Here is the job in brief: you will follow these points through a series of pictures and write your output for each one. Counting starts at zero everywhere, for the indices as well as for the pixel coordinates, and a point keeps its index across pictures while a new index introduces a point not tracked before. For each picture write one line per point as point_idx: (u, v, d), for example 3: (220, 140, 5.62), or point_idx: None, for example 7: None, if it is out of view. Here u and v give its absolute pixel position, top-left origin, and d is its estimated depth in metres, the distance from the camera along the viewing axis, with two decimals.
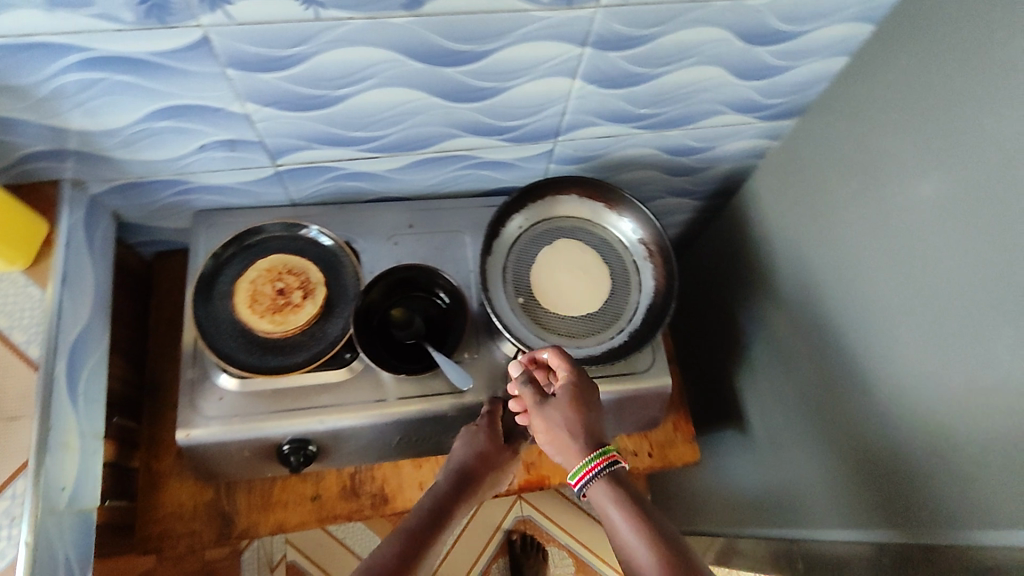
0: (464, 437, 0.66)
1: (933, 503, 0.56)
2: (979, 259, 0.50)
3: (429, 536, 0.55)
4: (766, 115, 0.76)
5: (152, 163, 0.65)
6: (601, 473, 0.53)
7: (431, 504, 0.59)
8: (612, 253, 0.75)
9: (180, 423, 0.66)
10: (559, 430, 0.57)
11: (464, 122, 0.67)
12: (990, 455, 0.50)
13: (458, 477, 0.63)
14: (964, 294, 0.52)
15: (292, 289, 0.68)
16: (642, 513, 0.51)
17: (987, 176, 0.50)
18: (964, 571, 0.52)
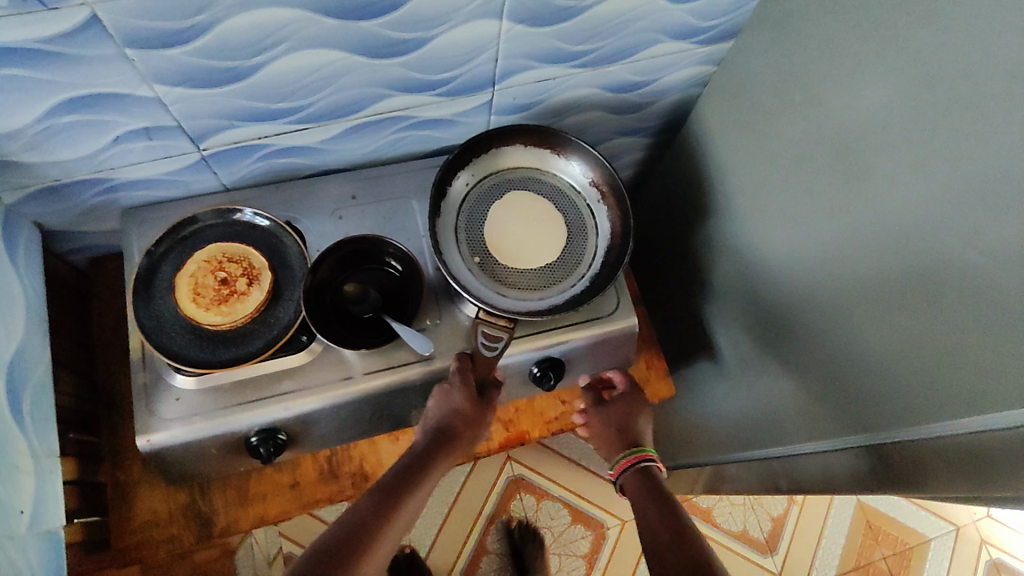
0: (440, 394, 0.67)
1: (894, 403, 0.56)
2: (924, 156, 0.50)
3: (401, 492, 0.61)
4: (704, 39, 0.74)
5: (65, 164, 0.61)
6: (632, 465, 0.72)
7: (405, 462, 0.65)
8: (565, 200, 0.73)
9: (138, 429, 0.64)
10: (609, 432, 0.76)
11: (393, 80, 0.63)
12: (941, 349, 0.50)
13: (434, 433, 0.67)
14: (914, 194, 0.51)
15: (236, 277, 0.65)
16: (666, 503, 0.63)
17: (927, 71, 0.49)
18: (934, 461, 0.53)
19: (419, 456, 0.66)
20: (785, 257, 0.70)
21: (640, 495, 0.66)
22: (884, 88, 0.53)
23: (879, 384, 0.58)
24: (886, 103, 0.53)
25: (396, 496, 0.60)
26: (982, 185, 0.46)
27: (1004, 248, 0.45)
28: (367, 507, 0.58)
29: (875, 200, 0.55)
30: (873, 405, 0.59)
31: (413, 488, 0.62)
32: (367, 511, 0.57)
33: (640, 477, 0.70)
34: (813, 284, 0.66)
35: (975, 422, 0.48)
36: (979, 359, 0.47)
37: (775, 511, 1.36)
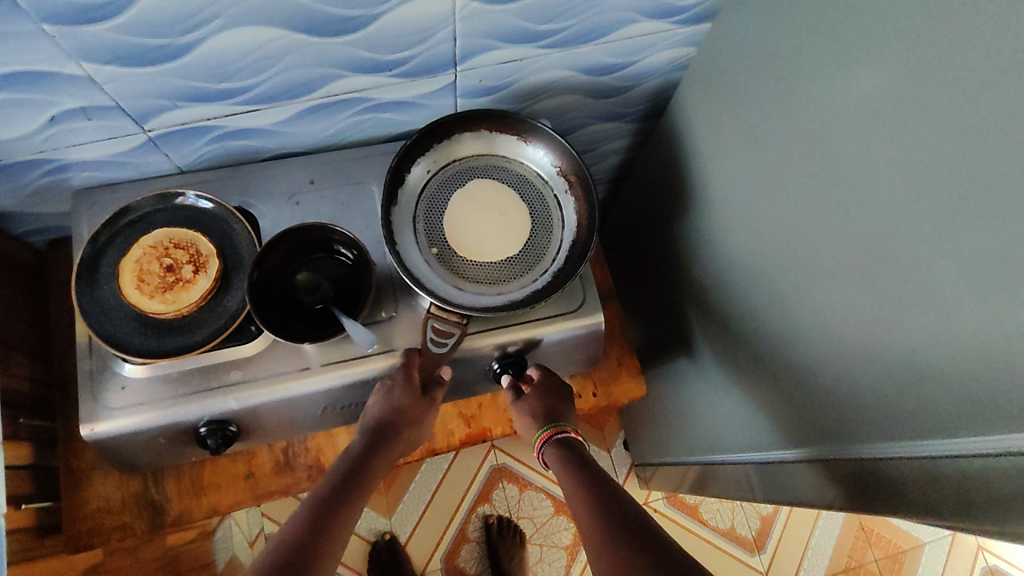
0: (380, 393, 0.65)
1: (877, 416, 0.53)
2: (899, 152, 0.46)
3: (341, 502, 0.58)
4: (683, 19, 0.69)
5: (4, 143, 0.59)
6: (550, 440, 0.66)
7: (344, 466, 0.62)
8: (530, 189, 0.70)
9: (82, 418, 0.62)
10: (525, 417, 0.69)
11: (343, 60, 0.60)
12: (925, 362, 0.47)
13: (374, 434, 0.64)
14: (890, 193, 0.47)
15: (182, 264, 0.64)
16: (587, 468, 0.61)
17: (905, 58, 0.45)
18: (923, 482, 0.49)
19: (360, 458, 0.63)
20: (763, 254, 0.66)
21: (563, 469, 0.63)
22: (860, 75, 0.49)
23: (860, 393, 0.55)
24: (862, 92, 0.49)
25: (336, 501, 0.58)
26: (957, 185, 0.42)
27: (982, 255, 0.41)
28: (304, 517, 0.55)
29: (850, 197, 0.51)
30: (857, 416, 0.56)
31: (354, 494, 0.60)
32: (306, 521, 0.55)
33: (570, 458, 0.64)
34: (790, 284, 0.62)
35: (960, 443, 0.45)
36: (964, 375, 0.44)
37: (764, 509, 1.33)
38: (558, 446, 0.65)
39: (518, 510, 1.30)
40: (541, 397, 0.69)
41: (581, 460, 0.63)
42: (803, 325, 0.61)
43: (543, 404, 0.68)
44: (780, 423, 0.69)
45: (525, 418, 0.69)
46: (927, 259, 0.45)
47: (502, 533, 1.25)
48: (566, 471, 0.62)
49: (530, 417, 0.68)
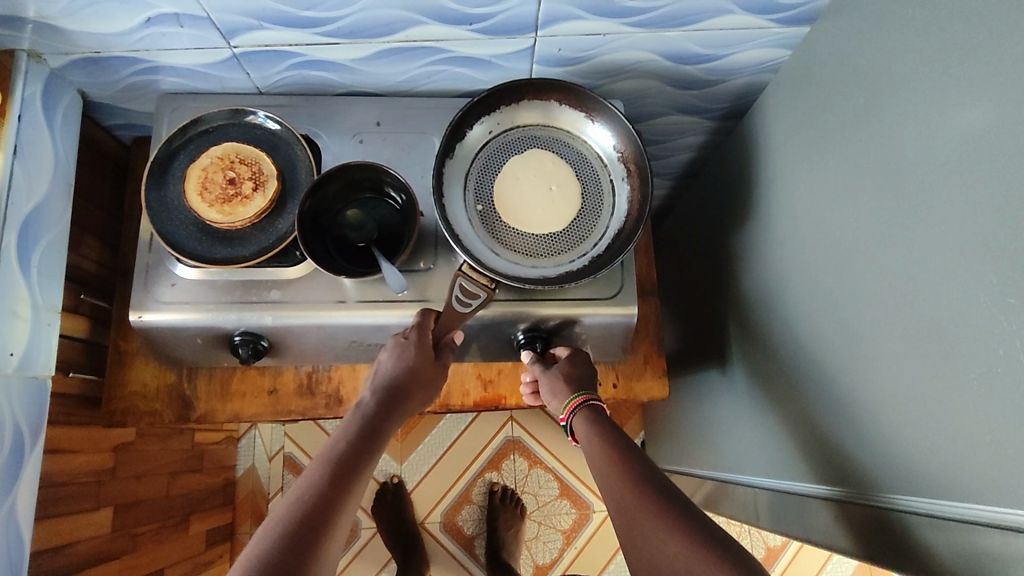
0: (394, 350, 0.63)
1: (905, 466, 0.50)
2: (982, 187, 0.42)
3: (363, 453, 0.56)
4: (781, 18, 0.66)
5: (103, 37, 0.63)
6: (580, 407, 0.62)
7: (362, 418, 0.59)
8: (587, 169, 0.69)
9: (133, 305, 0.67)
10: (552, 386, 0.66)
11: (426, 6, 0.61)
12: (963, 418, 0.44)
13: (386, 394, 0.61)
14: (958, 232, 0.44)
15: (243, 180, 0.66)
16: (614, 435, 0.58)
17: (1011, 88, 0.41)
18: (952, 544, 0.47)
19: (373, 417, 0.59)
20: (816, 276, 0.63)
21: (597, 434, 0.59)
22: (952, 105, 0.45)
23: (887, 438, 0.52)
24: (951, 121, 0.45)
25: (352, 462, 0.54)
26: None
27: None
28: (327, 468, 0.53)
29: (916, 231, 0.48)
30: (883, 459, 0.53)
31: (370, 455, 0.56)
32: (323, 483, 0.51)
33: (601, 426, 0.60)
34: (835, 312, 0.59)
35: (991, 510, 0.43)
36: (1002, 439, 0.41)
37: (772, 541, 1.30)
38: (591, 418, 0.61)
39: (523, 484, 1.31)
40: (572, 367, 0.66)
41: (613, 428, 0.59)
42: (843, 356, 0.58)
43: (578, 373, 0.66)
44: (798, 453, 0.67)
45: (557, 384, 0.65)
46: (983, 307, 0.42)
47: (505, 502, 1.27)
48: (597, 440, 0.58)
49: (565, 382, 0.65)
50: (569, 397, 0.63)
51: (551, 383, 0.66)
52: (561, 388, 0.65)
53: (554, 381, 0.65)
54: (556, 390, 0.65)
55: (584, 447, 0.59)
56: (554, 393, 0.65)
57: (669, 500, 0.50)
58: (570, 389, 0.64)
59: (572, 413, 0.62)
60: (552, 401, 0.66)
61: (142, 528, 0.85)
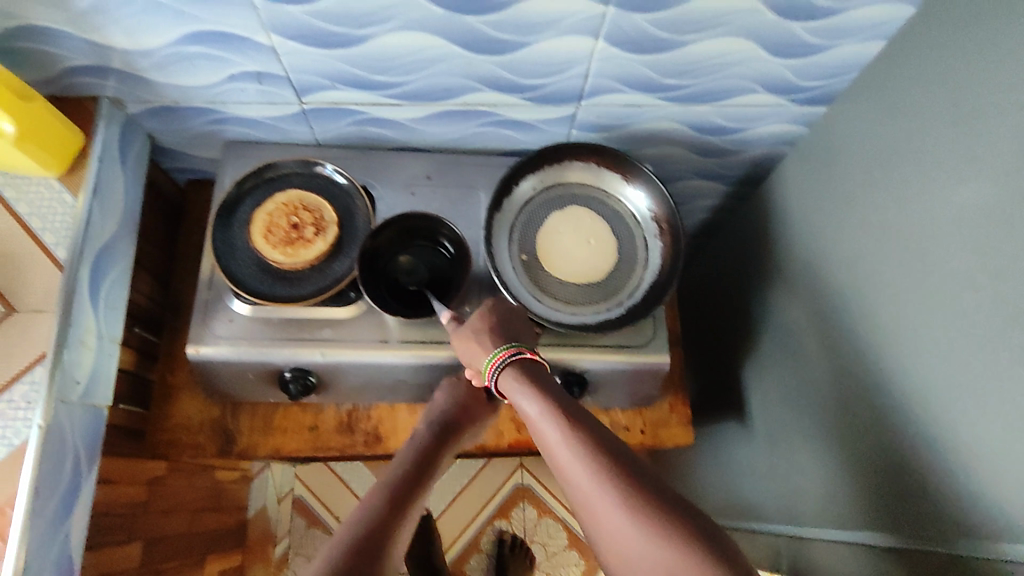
0: (447, 388, 0.68)
1: (940, 509, 0.54)
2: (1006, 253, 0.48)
3: (419, 477, 0.59)
4: (800, 97, 0.73)
5: (185, 89, 0.68)
6: (505, 362, 0.58)
7: (418, 445, 0.62)
8: (623, 226, 0.75)
9: (191, 338, 0.70)
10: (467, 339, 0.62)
11: (485, 76, 0.67)
12: (995, 463, 0.49)
13: (442, 426, 0.65)
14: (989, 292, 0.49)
15: (306, 225, 0.70)
16: (558, 396, 0.55)
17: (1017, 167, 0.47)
18: None
19: (429, 445, 0.63)
20: (845, 335, 0.68)
21: (539, 390, 0.55)
22: (966, 182, 0.51)
23: (919, 483, 0.57)
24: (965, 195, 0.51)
25: (412, 485, 0.57)
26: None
27: None
28: (389, 488, 0.56)
29: (940, 296, 0.54)
30: (916, 504, 0.57)
31: (426, 480, 0.59)
32: (386, 503, 0.54)
33: (538, 381, 0.56)
34: (863, 369, 0.65)
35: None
36: None
37: None
38: (522, 380, 0.56)
39: (532, 533, 1.31)
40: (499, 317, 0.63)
41: (535, 381, 0.56)
42: (873, 408, 0.63)
43: (501, 322, 0.62)
44: (835, 501, 0.70)
45: (484, 333, 0.61)
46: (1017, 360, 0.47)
47: (514, 552, 1.27)
48: (535, 397, 0.54)
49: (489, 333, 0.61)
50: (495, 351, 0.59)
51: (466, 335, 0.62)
52: (487, 340, 0.61)
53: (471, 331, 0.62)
54: (480, 343, 0.61)
55: (520, 405, 0.56)
56: (482, 344, 0.61)
57: (643, 479, 0.48)
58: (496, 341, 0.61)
59: (496, 369, 0.58)
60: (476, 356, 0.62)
61: (166, 565, 0.85)
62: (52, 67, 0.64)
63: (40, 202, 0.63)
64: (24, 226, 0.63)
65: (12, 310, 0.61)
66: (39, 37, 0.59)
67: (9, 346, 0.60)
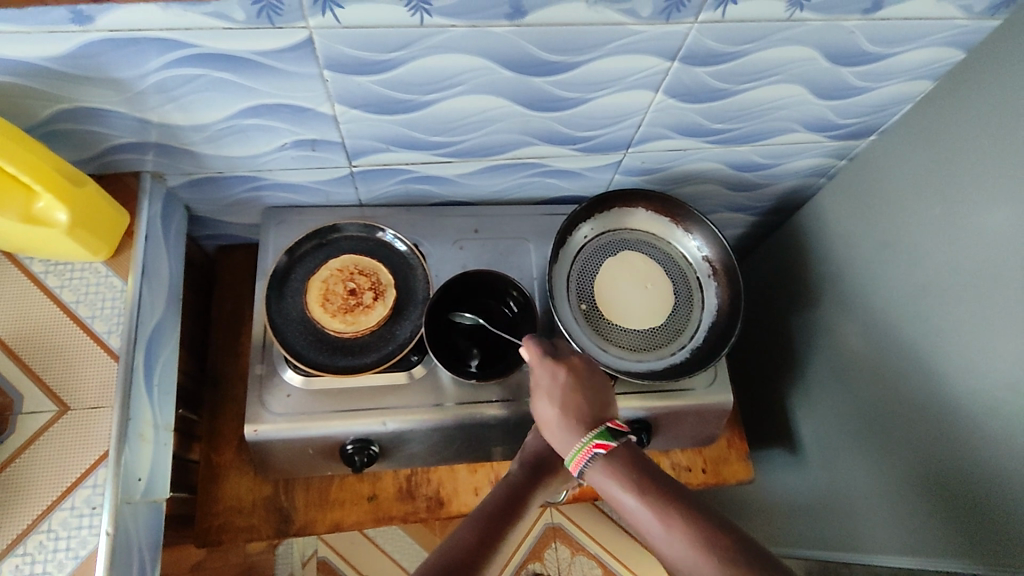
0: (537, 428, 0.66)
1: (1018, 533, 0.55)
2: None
3: (509, 514, 0.56)
4: (837, 134, 0.75)
5: (231, 160, 0.66)
6: (594, 458, 0.52)
7: (507, 482, 0.60)
8: (676, 269, 0.75)
9: (248, 418, 0.67)
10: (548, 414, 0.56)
11: (540, 130, 0.67)
12: None
13: (532, 464, 0.62)
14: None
15: (363, 290, 0.68)
16: (657, 488, 0.48)
17: None
18: None
19: (519, 481, 0.60)
20: (896, 361, 0.69)
21: (635, 484, 0.49)
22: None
23: (998, 508, 0.58)
24: None
25: (502, 522, 0.55)
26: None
27: None
28: (478, 521, 0.54)
29: (1005, 321, 0.56)
30: (991, 525, 0.58)
31: (515, 517, 0.56)
32: (473, 535, 0.52)
33: (631, 472, 0.50)
34: (920, 395, 0.66)
35: None
36: None
37: None
38: (609, 469, 0.51)
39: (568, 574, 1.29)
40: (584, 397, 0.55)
41: (629, 472, 0.50)
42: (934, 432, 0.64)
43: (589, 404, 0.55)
44: (897, 529, 0.70)
45: (569, 415, 0.54)
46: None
47: None
48: (633, 494, 0.49)
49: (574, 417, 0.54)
50: (576, 444, 0.53)
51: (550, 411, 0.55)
52: (571, 424, 0.54)
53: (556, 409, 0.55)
54: (562, 426, 0.54)
55: (618, 505, 0.50)
56: (563, 427, 0.54)
57: (765, 562, 0.43)
58: (580, 431, 0.53)
59: (584, 462, 0.52)
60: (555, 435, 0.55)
61: None
62: (96, 145, 0.61)
63: (89, 289, 0.61)
64: (70, 315, 0.60)
65: (65, 409, 0.57)
66: (86, 117, 0.57)
67: (63, 448, 0.55)
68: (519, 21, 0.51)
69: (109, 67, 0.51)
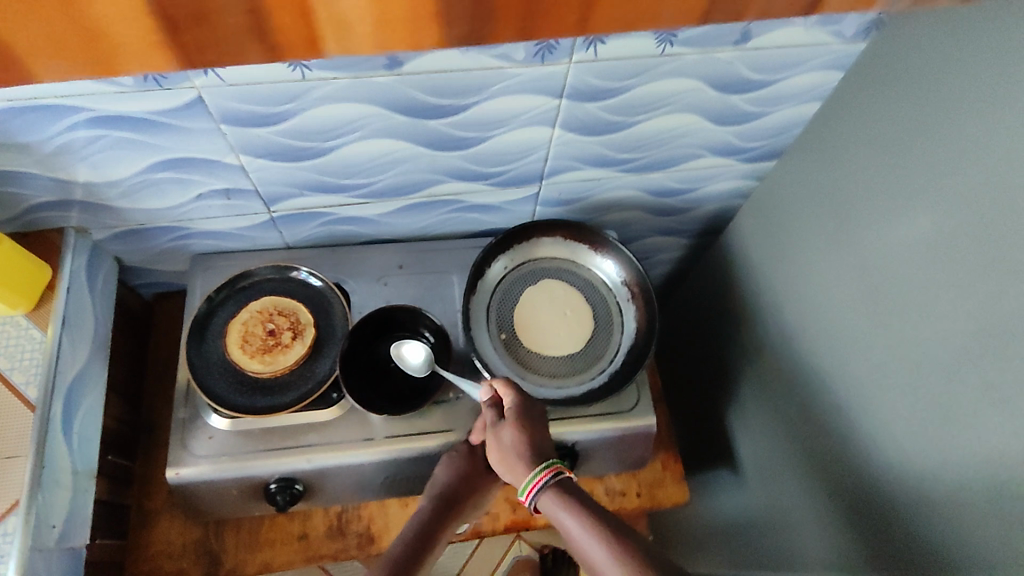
0: (447, 460, 0.68)
1: (922, 551, 0.55)
2: (966, 296, 0.49)
3: (411, 561, 0.62)
4: (745, 157, 0.78)
5: (151, 212, 0.69)
6: (546, 485, 0.57)
7: (414, 526, 0.65)
8: (597, 294, 0.77)
9: (170, 461, 0.68)
10: (505, 448, 0.60)
11: (449, 169, 0.69)
12: (962, 495, 0.51)
13: (439, 503, 0.66)
14: (950, 336, 0.51)
15: (282, 329, 0.70)
16: (601, 515, 0.54)
17: (960, 208, 0.50)
18: None
19: (425, 524, 0.65)
20: (810, 378, 0.70)
21: (581, 510, 0.54)
22: (912, 219, 0.54)
23: (901, 525, 0.57)
24: (920, 223, 0.53)
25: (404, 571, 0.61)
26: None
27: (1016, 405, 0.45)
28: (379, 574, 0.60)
29: (895, 333, 0.56)
30: (896, 543, 0.58)
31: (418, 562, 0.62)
32: None
33: (579, 500, 0.55)
34: (832, 412, 0.66)
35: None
36: (1009, 516, 0.46)
37: None
38: (560, 494, 0.56)
39: None
40: (533, 428, 0.61)
41: (578, 499, 0.55)
42: (845, 449, 0.65)
43: (537, 436, 0.60)
44: (822, 549, 0.69)
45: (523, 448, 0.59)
46: (987, 403, 0.48)
47: None
48: (579, 518, 0.54)
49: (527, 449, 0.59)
50: (531, 472, 0.58)
51: (505, 445, 0.60)
52: (527, 455, 0.59)
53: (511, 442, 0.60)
54: (517, 458, 0.59)
55: (563, 531, 0.55)
56: (520, 459, 0.59)
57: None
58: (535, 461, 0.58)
59: (538, 489, 0.57)
60: (512, 469, 0.60)
61: None
62: (16, 206, 0.64)
63: (8, 341, 0.63)
64: None
65: None
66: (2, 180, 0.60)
67: None
68: (398, 70, 0.54)
69: (14, 133, 0.54)
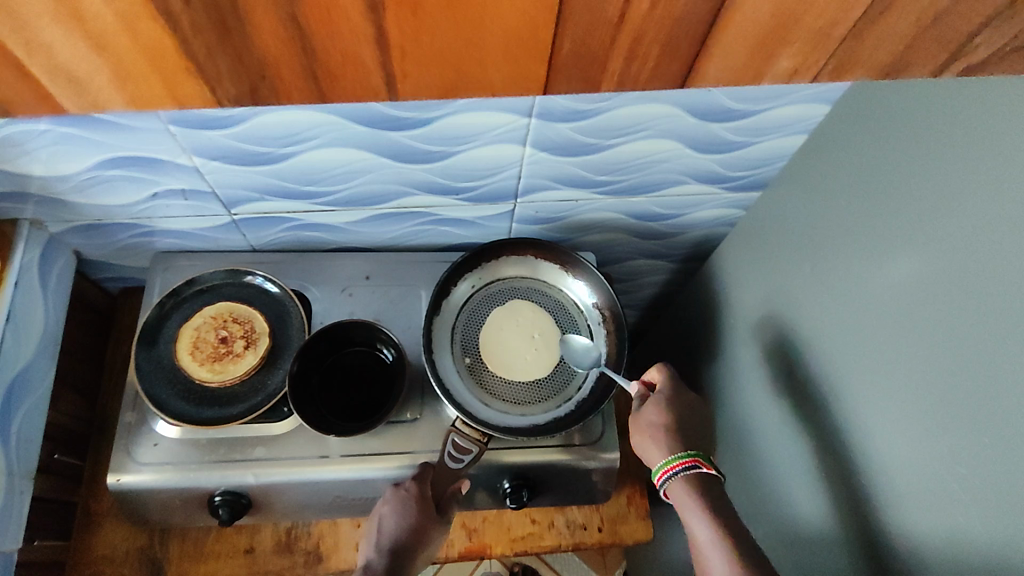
0: (393, 506, 0.63)
1: None
2: (930, 352, 0.46)
3: None
4: (730, 186, 0.74)
5: (108, 208, 0.66)
6: (677, 474, 0.59)
7: None
8: (566, 315, 0.74)
9: (112, 466, 0.65)
10: (647, 429, 0.63)
11: (418, 182, 0.67)
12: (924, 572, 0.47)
13: (390, 557, 0.61)
14: (913, 394, 0.48)
15: (235, 338, 0.68)
16: (722, 511, 0.56)
17: (932, 265, 0.46)
18: None
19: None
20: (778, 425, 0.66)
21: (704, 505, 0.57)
22: (886, 268, 0.50)
23: None
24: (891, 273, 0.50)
25: None
26: (987, 392, 0.42)
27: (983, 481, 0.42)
28: None
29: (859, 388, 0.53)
30: None
31: None
32: None
33: (705, 497, 0.57)
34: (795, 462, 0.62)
35: None
36: None
37: None
38: (690, 487, 0.58)
39: None
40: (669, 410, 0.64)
41: (703, 494, 0.58)
42: (808, 504, 0.61)
43: (675, 418, 0.63)
44: None
45: (659, 432, 0.62)
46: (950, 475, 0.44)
47: None
48: (699, 511, 0.56)
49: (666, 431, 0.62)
50: (665, 458, 0.61)
51: (643, 426, 0.63)
52: (668, 437, 0.62)
53: (652, 422, 0.63)
54: (656, 438, 0.62)
55: (682, 518, 0.58)
56: (657, 441, 0.62)
57: None
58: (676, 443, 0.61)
59: (671, 475, 0.60)
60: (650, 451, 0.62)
61: None
62: None
63: None
64: None
65: None
66: None
67: None
68: None
69: None
